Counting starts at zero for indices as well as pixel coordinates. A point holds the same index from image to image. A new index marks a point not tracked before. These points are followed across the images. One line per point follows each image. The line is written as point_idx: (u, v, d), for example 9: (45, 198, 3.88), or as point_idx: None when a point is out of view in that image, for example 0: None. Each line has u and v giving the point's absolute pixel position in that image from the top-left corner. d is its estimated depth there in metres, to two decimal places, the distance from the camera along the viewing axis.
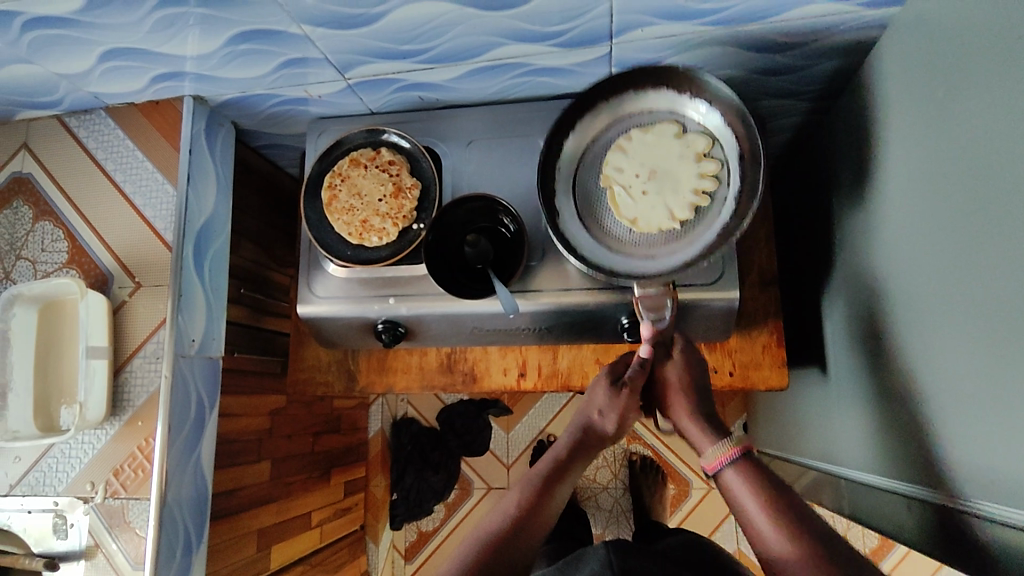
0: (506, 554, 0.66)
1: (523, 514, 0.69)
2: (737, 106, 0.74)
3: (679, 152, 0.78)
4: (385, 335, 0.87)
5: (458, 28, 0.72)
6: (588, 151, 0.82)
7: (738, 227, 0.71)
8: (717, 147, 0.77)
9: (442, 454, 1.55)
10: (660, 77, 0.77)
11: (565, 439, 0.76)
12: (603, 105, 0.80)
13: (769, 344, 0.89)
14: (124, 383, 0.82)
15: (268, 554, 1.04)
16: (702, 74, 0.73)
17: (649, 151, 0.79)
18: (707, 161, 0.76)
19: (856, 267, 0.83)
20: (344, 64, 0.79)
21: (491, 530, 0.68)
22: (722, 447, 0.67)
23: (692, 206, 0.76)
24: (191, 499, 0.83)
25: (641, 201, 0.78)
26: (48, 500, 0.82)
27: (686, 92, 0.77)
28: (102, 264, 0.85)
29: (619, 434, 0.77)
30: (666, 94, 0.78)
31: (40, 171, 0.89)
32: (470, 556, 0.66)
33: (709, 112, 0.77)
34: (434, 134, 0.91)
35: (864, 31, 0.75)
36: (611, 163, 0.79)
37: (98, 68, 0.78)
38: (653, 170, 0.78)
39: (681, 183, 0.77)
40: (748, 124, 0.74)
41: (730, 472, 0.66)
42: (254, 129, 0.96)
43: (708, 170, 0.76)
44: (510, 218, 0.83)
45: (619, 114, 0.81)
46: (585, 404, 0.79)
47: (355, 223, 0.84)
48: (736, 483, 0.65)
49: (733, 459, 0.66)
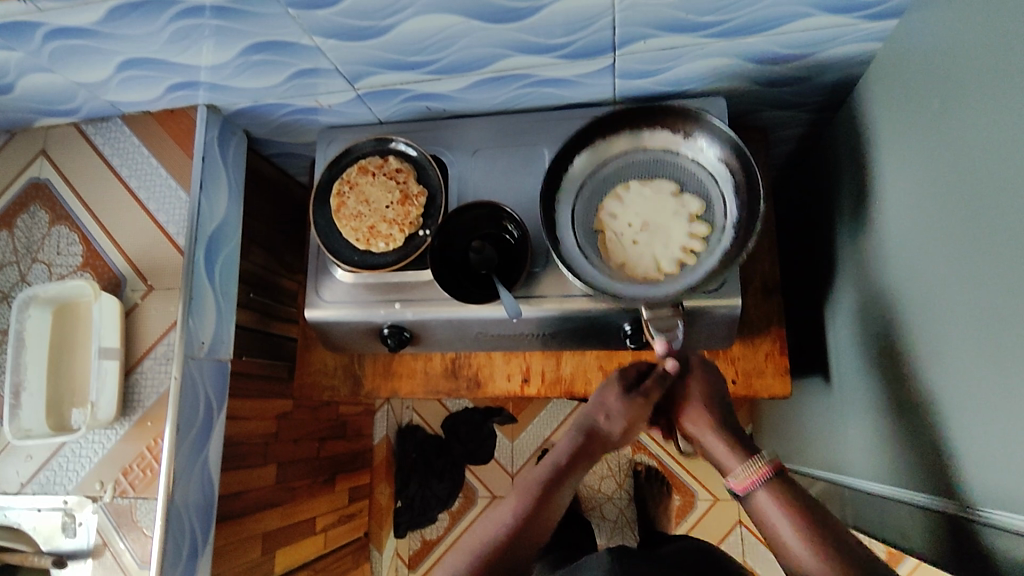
0: (508, 556, 0.68)
1: (525, 517, 0.70)
2: (729, 137, 0.78)
3: (673, 209, 0.81)
4: (390, 340, 0.88)
5: (466, 40, 0.74)
6: (586, 185, 0.84)
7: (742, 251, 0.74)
8: (712, 207, 0.80)
9: (446, 462, 1.55)
10: (657, 115, 0.81)
11: (568, 442, 0.76)
12: (601, 142, 0.84)
13: (772, 351, 0.90)
14: (134, 384, 0.84)
15: (273, 557, 1.04)
16: (702, 113, 0.78)
17: (646, 203, 0.82)
18: (699, 222, 0.80)
19: (859, 276, 0.84)
20: (354, 75, 0.81)
21: (492, 535, 0.69)
22: (754, 467, 0.67)
23: (678, 261, 0.79)
24: (198, 500, 0.84)
25: (631, 249, 0.80)
26: (58, 499, 0.83)
27: (681, 130, 0.81)
28: (115, 267, 0.87)
29: (624, 438, 0.77)
30: (661, 133, 0.82)
31: (58, 177, 0.91)
32: (474, 559, 0.67)
33: (704, 152, 0.81)
34: (441, 142, 0.93)
35: (863, 43, 0.76)
36: (607, 209, 0.82)
37: (116, 78, 0.80)
38: (647, 222, 0.81)
39: (671, 238, 0.79)
40: (746, 158, 0.77)
41: (761, 491, 0.66)
42: (265, 138, 0.98)
43: (698, 232, 0.79)
44: (513, 224, 0.85)
45: (615, 151, 0.84)
46: (592, 405, 0.78)
47: (362, 229, 0.86)
48: (767, 502, 0.65)
49: (767, 478, 0.66)
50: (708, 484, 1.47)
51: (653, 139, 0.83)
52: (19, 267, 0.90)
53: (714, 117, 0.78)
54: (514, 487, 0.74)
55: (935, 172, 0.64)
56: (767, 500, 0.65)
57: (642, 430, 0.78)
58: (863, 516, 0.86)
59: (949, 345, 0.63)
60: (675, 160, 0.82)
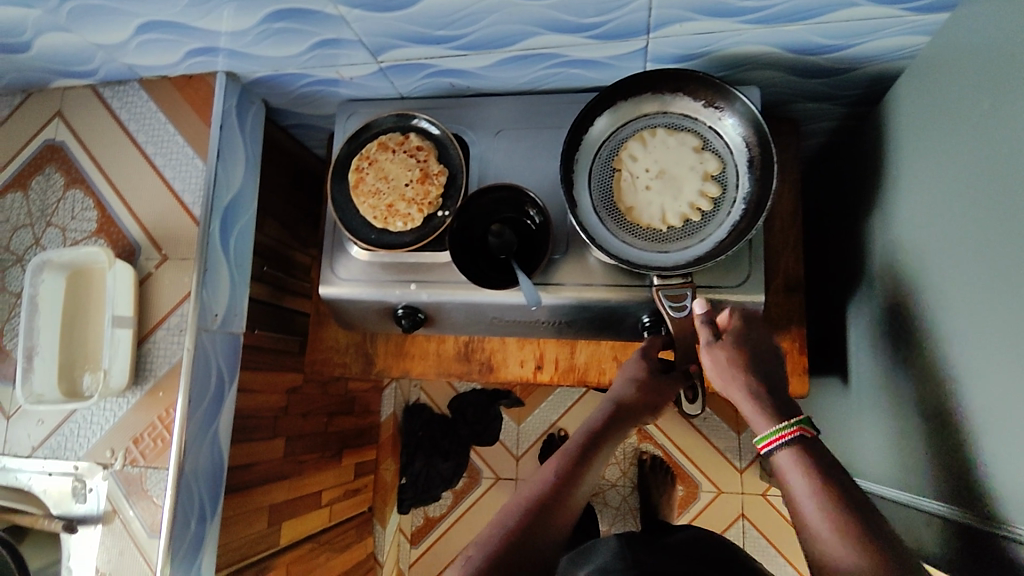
0: (541, 523, 0.66)
1: (561, 482, 0.69)
2: (753, 115, 0.75)
3: (690, 164, 0.79)
4: (404, 321, 0.88)
5: (495, 15, 0.71)
6: (604, 144, 0.82)
7: (752, 228, 0.73)
8: (728, 169, 0.78)
9: (453, 442, 1.57)
10: (681, 81, 0.78)
11: (597, 413, 0.77)
12: (621, 103, 0.81)
13: (792, 350, 0.88)
14: (147, 353, 0.83)
15: (279, 529, 1.05)
16: (726, 87, 0.75)
17: (666, 152, 0.80)
18: (711, 182, 0.78)
19: (882, 276, 0.81)
20: (377, 47, 0.79)
21: (524, 503, 0.67)
22: (784, 427, 0.63)
23: (683, 216, 0.78)
24: (207, 470, 0.84)
25: (641, 194, 0.80)
26: (69, 464, 0.83)
27: (701, 99, 0.78)
28: (130, 234, 0.86)
29: (651, 410, 0.78)
30: (682, 98, 0.79)
31: (73, 139, 0.90)
32: (505, 527, 0.65)
33: (728, 123, 0.78)
34: (463, 121, 0.90)
35: (909, 36, 0.73)
36: (628, 150, 0.81)
37: (135, 40, 0.78)
38: (662, 170, 0.80)
39: (682, 192, 0.79)
40: (765, 136, 0.75)
41: (783, 453, 0.62)
42: (284, 108, 0.96)
43: (709, 191, 0.78)
44: (535, 209, 0.83)
45: (637, 112, 0.81)
46: (619, 381, 0.80)
47: (380, 207, 0.84)
48: (791, 466, 0.61)
49: (790, 440, 0.62)
50: (713, 476, 1.46)
51: (674, 105, 0.80)
52: (33, 230, 0.89)
53: (741, 95, 0.74)
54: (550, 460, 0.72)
55: (975, 170, 0.62)
56: (790, 462, 0.61)
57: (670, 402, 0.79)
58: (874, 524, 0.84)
59: (969, 353, 0.61)
60: (690, 124, 0.80)
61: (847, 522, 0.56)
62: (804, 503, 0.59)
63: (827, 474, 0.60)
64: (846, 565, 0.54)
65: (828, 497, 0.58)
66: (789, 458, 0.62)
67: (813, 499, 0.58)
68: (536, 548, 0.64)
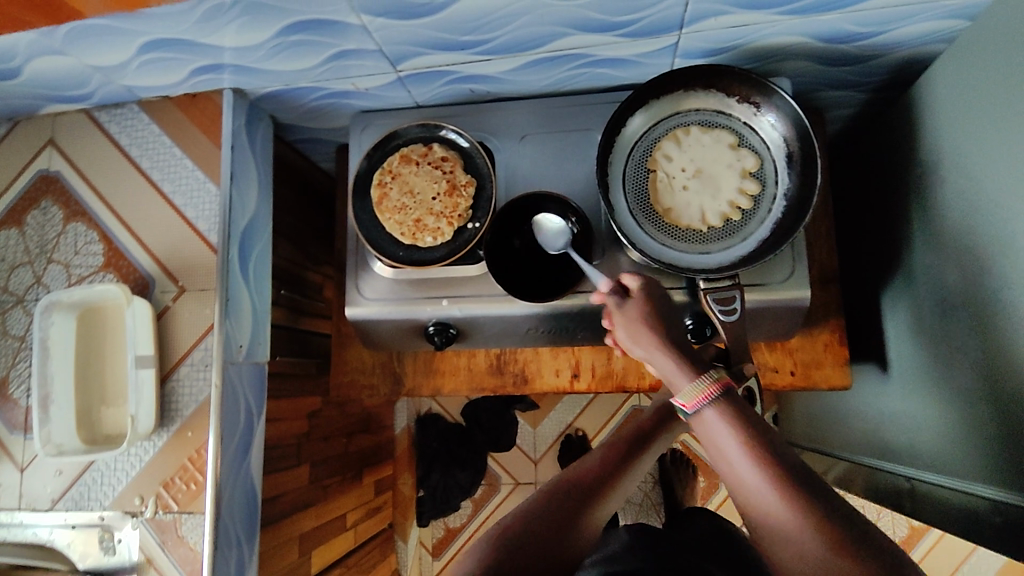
0: (590, 496, 0.63)
1: (605, 474, 0.66)
2: (792, 109, 0.73)
3: (727, 162, 0.77)
4: (437, 338, 0.84)
5: (525, 17, 0.68)
6: (637, 145, 0.80)
7: (799, 225, 0.71)
8: (766, 165, 0.77)
9: (469, 451, 1.54)
10: (716, 77, 0.76)
11: (645, 414, 0.75)
12: (653, 102, 0.79)
13: (831, 342, 0.87)
14: (171, 392, 0.78)
15: (310, 558, 1.01)
16: (764, 81, 0.73)
17: (702, 151, 0.78)
18: (750, 180, 0.76)
19: (923, 263, 0.81)
20: (397, 56, 0.75)
21: (572, 476, 0.65)
22: (701, 385, 0.58)
23: (723, 215, 0.76)
24: (243, 510, 0.80)
25: (679, 195, 0.77)
26: (94, 515, 0.78)
27: (736, 94, 0.76)
28: (142, 267, 0.81)
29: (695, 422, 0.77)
30: (716, 94, 0.77)
31: (70, 168, 0.84)
32: (555, 491, 0.63)
33: (765, 118, 0.76)
34: (485, 127, 0.87)
35: (944, 21, 0.71)
36: (662, 150, 0.78)
37: (136, 61, 0.73)
38: (699, 169, 0.77)
39: (720, 191, 0.76)
40: (805, 130, 0.73)
41: (708, 411, 0.57)
42: (292, 123, 0.92)
43: (748, 188, 0.76)
44: (574, 217, 0.80)
45: (669, 111, 0.79)
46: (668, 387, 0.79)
47: (407, 222, 0.81)
48: (715, 425, 0.57)
49: (712, 397, 0.57)
50: None
51: (709, 101, 0.78)
52: (33, 268, 0.84)
53: (780, 89, 0.72)
54: (592, 450, 0.70)
55: None
56: (714, 421, 0.57)
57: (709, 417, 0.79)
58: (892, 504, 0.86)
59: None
60: (725, 121, 0.78)
61: (782, 479, 0.52)
62: (739, 464, 0.54)
63: (766, 439, 0.54)
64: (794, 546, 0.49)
65: (751, 452, 0.54)
66: (715, 417, 0.57)
67: (751, 467, 0.53)
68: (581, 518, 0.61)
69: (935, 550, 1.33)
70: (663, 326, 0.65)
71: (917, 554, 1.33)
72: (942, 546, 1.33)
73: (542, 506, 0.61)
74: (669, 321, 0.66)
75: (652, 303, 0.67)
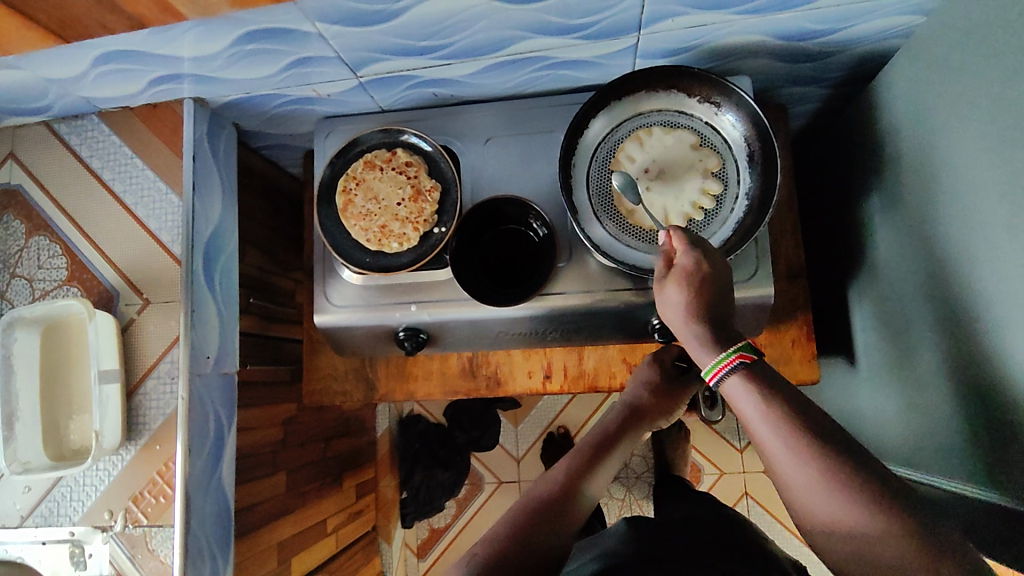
0: (557, 515, 0.63)
1: (570, 489, 0.65)
2: (751, 109, 0.74)
3: (689, 162, 0.77)
4: (407, 343, 0.84)
5: (482, 21, 0.68)
6: (600, 146, 0.80)
7: (760, 225, 0.72)
8: (727, 165, 0.77)
9: (451, 451, 1.54)
10: (677, 77, 0.76)
11: (610, 415, 0.75)
12: (615, 104, 0.79)
13: (800, 337, 0.88)
14: (138, 406, 0.78)
15: (289, 565, 1.01)
16: (724, 81, 0.73)
17: (664, 151, 0.78)
18: (712, 180, 0.77)
19: (885, 255, 0.82)
20: (357, 62, 0.75)
21: (537, 496, 0.65)
22: (723, 356, 0.55)
23: (686, 215, 0.77)
24: (215, 522, 0.80)
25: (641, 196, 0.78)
26: (64, 531, 0.78)
27: (697, 95, 0.77)
28: (105, 280, 0.81)
29: (660, 417, 0.77)
30: (677, 95, 0.78)
31: (30, 181, 0.84)
32: (522, 515, 0.62)
33: (726, 118, 0.77)
34: (450, 131, 0.87)
35: (898, 18, 0.72)
36: (624, 152, 0.79)
37: (92, 73, 0.72)
38: (662, 170, 0.78)
39: (683, 191, 0.77)
40: (765, 129, 0.74)
41: (733, 382, 0.54)
42: (256, 130, 0.91)
43: (711, 188, 0.76)
44: (539, 221, 0.81)
45: (631, 112, 0.80)
46: (633, 382, 0.78)
47: (373, 228, 0.81)
48: (739, 393, 0.54)
49: (735, 367, 0.54)
50: (715, 457, 1.44)
51: (670, 102, 0.78)
52: None
53: (739, 89, 0.73)
54: (554, 465, 0.69)
55: (979, 151, 0.61)
56: (738, 389, 0.54)
57: (674, 412, 0.78)
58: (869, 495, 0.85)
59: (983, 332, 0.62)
60: (687, 121, 0.78)
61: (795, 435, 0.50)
62: (763, 433, 0.51)
63: (798, 408, 0.51)
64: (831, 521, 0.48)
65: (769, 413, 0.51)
66: (738, 384, 0.54)
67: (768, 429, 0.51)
68: (550, 542, 0.61)
69: None
70: (707, 310, 0.59)
71: None
72: None
73: (510, 535, 0.60)
74: (718, 304, 0.60)
75: (699, 288, 0.60)
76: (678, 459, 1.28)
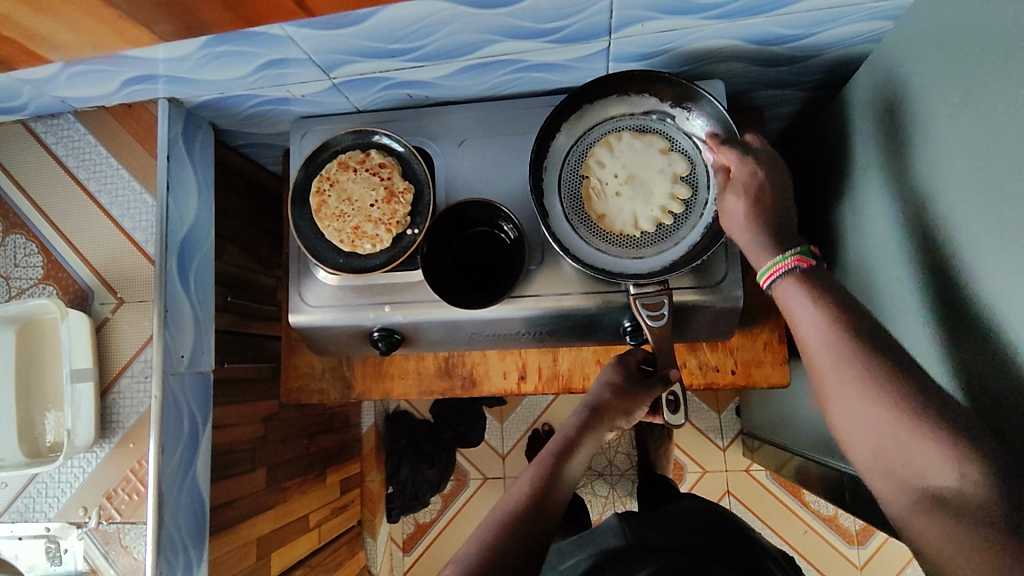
0: (523, 530, 0.63)
1: (534, 502, 0.66)
2: (721, 115, 0.74)
3: (659, 166, 0.78)
4: (381, 343, 0.85)
5: (451, 26, 0.68)
6: (573, 150, 0.80)
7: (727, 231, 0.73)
8: (697, 169, 0.77)
9: (437, 447, 1.54)
10: (649, 82, 0.76)
11: (573, 421, 0.75)
12: (587, 108, 0.79)
13: (771, 341, 0.89)
14: (112, 404, 0.79)
15: (269, 560, 1.02)
16: (694, 86, 0.73)
17: (635, 155, 0.78)
18: (681, 184, 0.77)
19: (856, 260, 0.82)
20: (329, 64, 0.75)
21: (504, 511, 0.66)
22: (779, 260, 0.60)
23: (655, 219, 0.77)
24: (190, 518, 0.81)
25: (611, 200, 0.78)
26: (39, 526, 0.79)
27: (668, 100, 0.77)
28: (81, 279, 0.82)
29: (628, 418, 0.76)
30: (648, 100, 0.78)
31: (8, 181, 0.84)
32: (488, 533, 0.63)
33: (697, 123, 0.77)
34: (425, 132, 0.87)
35: (870, 22, 0.72)
36: (595, 156, 0.79)
37: (64, 75, 0.73)
38: (632, 175, 0.78)
39: (652, 195, 0.77)
40: (734, 134, 0.74)
41: (788, 281, 0.59)
42: (234, 129, 0.92)
43: (680, 193, 0.77)
44: (509, 224, 0.81)
45: (602, 116, 0.80)
46: (597, 386, 0.78)
47: (346, 229, 0.81)
48: (793, 296, 0.58)
49: (792, 268, 0.59)
50: (698, 456, 1.44)
51: (642, 107, 0.78)
52: None
53: (709, 94, 0.73)
54: (520, 477, 0.70)
55: (940, 160, 0.62)
56: (792, 291, 0.58)
57: (644, 411, 0.77)
58: (838, 499, 0.85)
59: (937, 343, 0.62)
60: (658, 125, 0.79)
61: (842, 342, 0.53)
62: (810, 332, 0.55)
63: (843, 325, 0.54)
64: (859, 412, 0.51)
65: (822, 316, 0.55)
66: (794, 286, 0.58)
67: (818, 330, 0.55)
68: (518, 558, 0.61)
69: (882, 550, 1.36)
70: (766, 224, 0.64)
71: (864, 553, 1.38)
72: (890, 545, 1.37)
73: (477, 554, 0.61)
74: (778, 213, 0.65)
75: (761, 198, 0.65)
76: (660, 457, 1.28)
